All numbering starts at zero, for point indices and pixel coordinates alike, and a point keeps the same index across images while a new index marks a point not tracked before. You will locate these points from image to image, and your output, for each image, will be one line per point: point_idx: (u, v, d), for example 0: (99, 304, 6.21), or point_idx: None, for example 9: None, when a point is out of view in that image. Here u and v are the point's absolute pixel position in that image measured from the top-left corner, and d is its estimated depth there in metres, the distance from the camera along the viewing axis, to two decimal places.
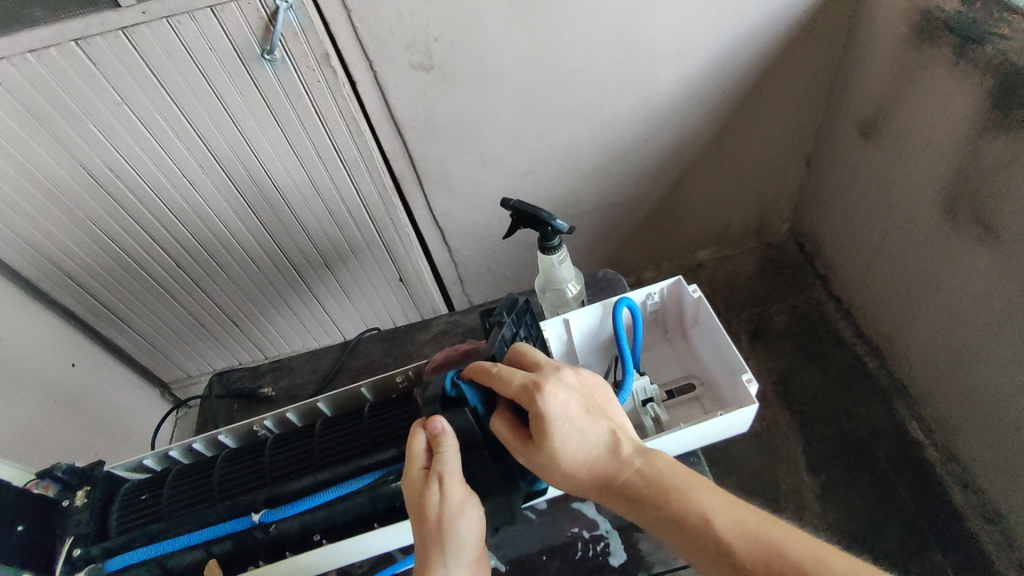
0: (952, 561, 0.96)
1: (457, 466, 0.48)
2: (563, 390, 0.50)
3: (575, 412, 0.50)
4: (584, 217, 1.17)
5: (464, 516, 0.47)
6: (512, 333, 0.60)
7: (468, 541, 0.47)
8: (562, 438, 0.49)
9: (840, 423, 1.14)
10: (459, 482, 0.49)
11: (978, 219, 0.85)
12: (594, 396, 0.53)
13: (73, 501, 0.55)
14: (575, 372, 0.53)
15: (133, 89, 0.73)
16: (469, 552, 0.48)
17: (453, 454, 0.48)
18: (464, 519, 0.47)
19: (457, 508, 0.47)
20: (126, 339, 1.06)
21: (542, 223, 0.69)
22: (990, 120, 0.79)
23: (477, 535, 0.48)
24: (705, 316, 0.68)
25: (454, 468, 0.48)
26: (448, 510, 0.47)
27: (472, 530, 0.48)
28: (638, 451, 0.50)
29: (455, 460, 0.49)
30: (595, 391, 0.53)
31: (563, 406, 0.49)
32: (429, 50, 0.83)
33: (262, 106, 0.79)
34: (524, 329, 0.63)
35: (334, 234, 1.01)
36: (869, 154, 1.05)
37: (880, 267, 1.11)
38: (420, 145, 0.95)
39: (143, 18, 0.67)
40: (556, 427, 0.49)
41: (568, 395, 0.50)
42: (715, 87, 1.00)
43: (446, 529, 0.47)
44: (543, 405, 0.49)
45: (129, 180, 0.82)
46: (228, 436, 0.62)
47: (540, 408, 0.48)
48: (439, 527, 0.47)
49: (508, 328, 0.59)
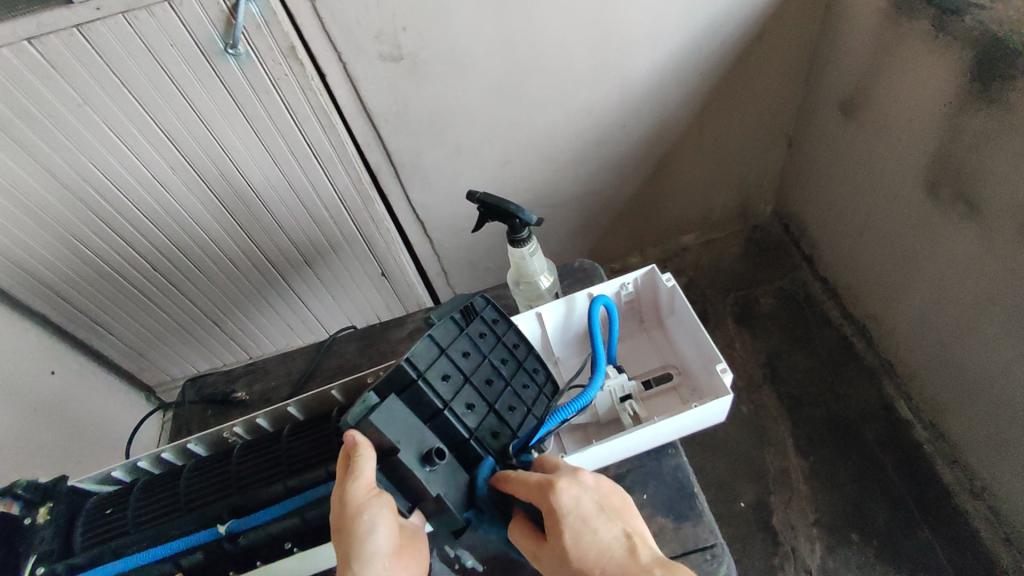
0: (938, 537, 0.97)
1: (368, 473, 0.46)
2: (577, 488, 0.50)
3: (588, 510, 0.50)
4: (566, 205, 1.15)
5: (368, 520, 0.45)
6: (449, 331, 0.59)
7: (373, 547, 0.45)
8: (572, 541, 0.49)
9: (827, 405, 1.14)
10: (371, 486, 0.46)
11: (959, 196, 0.85)
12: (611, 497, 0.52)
13: (36, 518, 0.54)
14: (593, 473, 0.53)
15: (93, 88, 0.70)
16: (379, 557, 0.46)
17: (366, 462, 0.46)
18: (364, 525, 0.45)
19: (360, 512, 0.45)
20: (106, 344, 1.04)
21: (510, 216, 0.68)
22: (969, 94, 0.78)
23: (386, 540, 0.46)
24: (679, 305, 0.67)
25: (364, 473, 0.46)
26: (350, 515, 0.45)
27: (380, 535, 0.46)
28: (657, 560, 0.48)
29: (370, 465, 0.46)
30: (612, 493, 0.53)
31: (574, 504, 0.49)
32: (398, 40, 0.81)
33: (229, 101, 0.77)
34: (473, 326, 0.61)
35: (312, 231, 0.99)
36: (849, 131, 1.04)
37: (864, 246, 1.11)
38: (395, 137, 0.93)
39: (98, 14, 0.65)
40: (567, 524, 0.49)
41: (582, 494, 0.50)
42: (694, 70, 0.99)
43: (348, 536, 0.45)
44: (551, 502, 0.49)
45: (97, 183, 0.80)
46: (198, 444, 0.61)
47: (550, 506, 0.49)
48: (342, 533, 0.46)
49: (439, 327, 0.58)
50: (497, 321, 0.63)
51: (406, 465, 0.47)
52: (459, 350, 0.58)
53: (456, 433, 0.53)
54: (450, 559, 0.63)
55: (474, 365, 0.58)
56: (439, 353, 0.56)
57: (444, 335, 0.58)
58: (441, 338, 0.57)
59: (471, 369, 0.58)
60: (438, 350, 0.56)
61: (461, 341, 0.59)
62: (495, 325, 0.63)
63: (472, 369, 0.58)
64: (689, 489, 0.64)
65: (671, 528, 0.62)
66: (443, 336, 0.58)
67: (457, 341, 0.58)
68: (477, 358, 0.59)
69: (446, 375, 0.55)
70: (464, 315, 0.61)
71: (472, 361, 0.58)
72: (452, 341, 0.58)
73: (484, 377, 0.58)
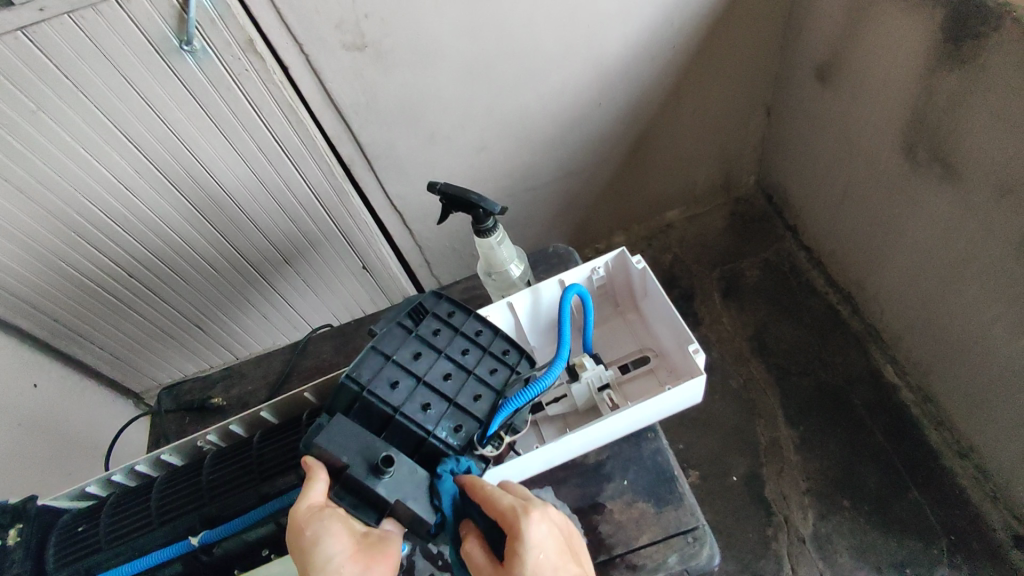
0: (929, 498, 0.98)
1: (312, 489, 0.47)
2: (547, 523, 0.48)
3: (555, 548, 0.48)
4: (546, 188, 1.14)
5: (313, 533, 0.45)
6: (397, 337, 0.59)
7: (317, 560, 0.44)
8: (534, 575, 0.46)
9: (815, 374, 1.14)
10: (319, 503, 0.47)
11: (937, 157, 0.84)
12: (568, 539, 0.50)
13: (6, 539, 0.53)
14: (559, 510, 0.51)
15: (45, 93, 0.68)
16: (332, 568, 0.44)
17: (312, 480, 0.47)
18: (308, 538, 0.45)
19: (305, 526, 0.45)
20: (88, 353, 1.02)
21: (473, 206, 0.67)
22: (943, 53, 0.77)
23: (331, 551, 0.44)
24: (652, 287, 0.67)
25: (310, 490, 0.47)
26: (295, 531, 0.45)
27: (324, 541, 0.45)
28: None
29: (317, 483, 0.47)
30: (568, 534, 0.51)
31: (542, 537, 0.47)
32: (360, 28, 0.78)
33: (188, 99, 0.74)
34: (425, 325, 0.61)
35: (288, 229, 0.97)
36: (827, 97, 1.03)
37: (846, 213, 1.10)
38: (365, 128, 0.92)
39: (41, 15, 0.62)
40: (531, 557, 0.46)
41: (553, 529, 0.48)
42: (668, 43, 0.97)
43: (297, 551, 0.45)
44: (523, 530, 0.47)
45: (59, 190, 0.77)
46: (172, 454, 0.61)
47: (522, 534, 0.47)
48: (295, 547, 0.45)
49: (382, 336, 0.59)
50: (454, 313, 0.63)
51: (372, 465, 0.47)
52: (409, 352, 0.58)
53: (414, 434, 0.54)
54: (433, 555, 0.62)
55: (429, 363, 0.58)
56: (385, 361, 0.57)
57: (390, 342, 0.59)
58: (387, 345, 0.59)
59: (425, 368, 0.58)
60: (386, 357, 0.58)
61: (411, 343, 0.59)
62: (451, 317, 0.62)
63: (426, 367, 0.58)
64: (668, 470, 0.64)
65: (653, 512, 0.62)
66: (391, 342, 0.59)
67: (404, 344, 0.59)
68: (432, 356, 0.59)
69: (394, 381, 0.56)
70: (413, 318, 0.62)
71: (425, 359, 0.58)
72: (399, 346, 0.59)
73: (441, 372, 0.58)
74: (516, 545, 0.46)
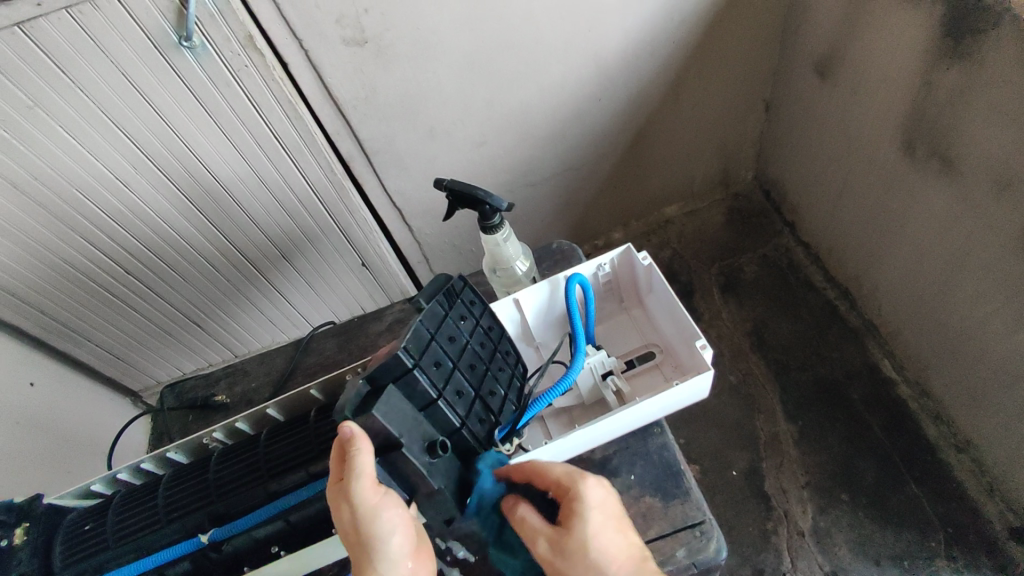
0: (926, 491, 0.99)
1: (367, 475, 0.44)
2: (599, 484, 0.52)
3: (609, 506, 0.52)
4: (544, 183, 1.14)
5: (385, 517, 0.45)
6: (436, 316, 0.58)
7: (387, 547, 0.45)
8: (577, 556, 0.49)
9: (814, 369, 1.15)
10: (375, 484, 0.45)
11: (936, 153, 0.84)
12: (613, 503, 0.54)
13: (12, 539, 0.53)
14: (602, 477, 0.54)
15: (44, 90, 0.68)
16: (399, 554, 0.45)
17: (366, 461, 0.44)
18: (382, 524, 0.44)
19: (375, 515, 0.44)
20: (85, 351, 1.01)
21: (480, 202, 0.66)
22: (942, 50, 0.77)
23: (401, 539, 0.45)
24: (657, 282, 0.67)
25: (367, 473, 0.44)
26: (366, 521, 0.44)
27: (397, 529, 0.45)
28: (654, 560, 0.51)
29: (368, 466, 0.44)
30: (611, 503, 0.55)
31: (600, 494, 0.51)
32: (361, 23, 0.78)
33: (188, 96, 0.74)
34: (457, 310, 0.61)
35: (287, 225, 0.97)
36: (826, 92, 1.03)
37: (844, 208, 1.11)
38: (365, 124, 0.91)
39: (39, 10, 0.61)
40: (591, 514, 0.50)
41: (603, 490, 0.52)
42: (667, 39, 0.97)
43: (368, 534, 0.44)
44: (583, 489, 0.50)
45: (56, 185, 0.77)
46: (178, 452, 0.61)
47: (583, 494, 0.50)
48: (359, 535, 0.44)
49: (427, 312, 0.57)
50: (475, 304, 0.63)
51: (385, 462, 0.48)
52: (445, 335, 0.58)
53: (448, 422, 0.53)
54: (441, 551, 0.62)
55: (460, 351, 0.58)
56: (430, 340, 0.55)
57: (431, 321, 0.57)
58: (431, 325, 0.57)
59: (458, 355, 0.58)
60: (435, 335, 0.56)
61: (447, 327, 0.58)
62: (475, 308, 0.63)
63: (458, 355, 0.58)
64: (674, 465, 0.65)
65: (660, 506, 0.63)
66: (434, 322, 0.57)
67: (444, 325, 0.58)
68: (462, 343, 0.59)
69: (437, 363, 0.55)
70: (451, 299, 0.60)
71: (457, 346, 0.58)
72: (439, 326, 0.57)
73: (469, 362, 0.58)
74: (580, 500, 0.50)
